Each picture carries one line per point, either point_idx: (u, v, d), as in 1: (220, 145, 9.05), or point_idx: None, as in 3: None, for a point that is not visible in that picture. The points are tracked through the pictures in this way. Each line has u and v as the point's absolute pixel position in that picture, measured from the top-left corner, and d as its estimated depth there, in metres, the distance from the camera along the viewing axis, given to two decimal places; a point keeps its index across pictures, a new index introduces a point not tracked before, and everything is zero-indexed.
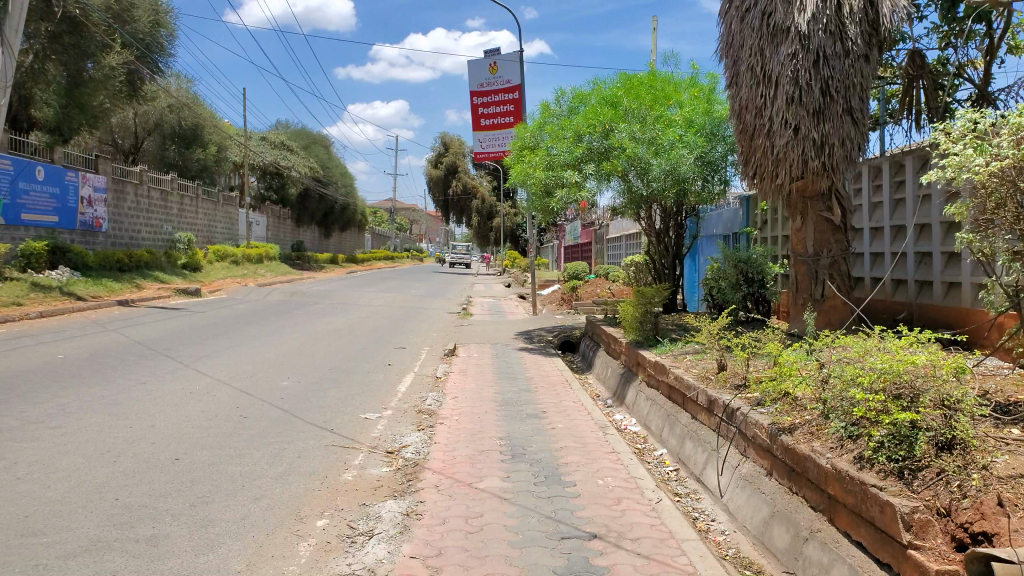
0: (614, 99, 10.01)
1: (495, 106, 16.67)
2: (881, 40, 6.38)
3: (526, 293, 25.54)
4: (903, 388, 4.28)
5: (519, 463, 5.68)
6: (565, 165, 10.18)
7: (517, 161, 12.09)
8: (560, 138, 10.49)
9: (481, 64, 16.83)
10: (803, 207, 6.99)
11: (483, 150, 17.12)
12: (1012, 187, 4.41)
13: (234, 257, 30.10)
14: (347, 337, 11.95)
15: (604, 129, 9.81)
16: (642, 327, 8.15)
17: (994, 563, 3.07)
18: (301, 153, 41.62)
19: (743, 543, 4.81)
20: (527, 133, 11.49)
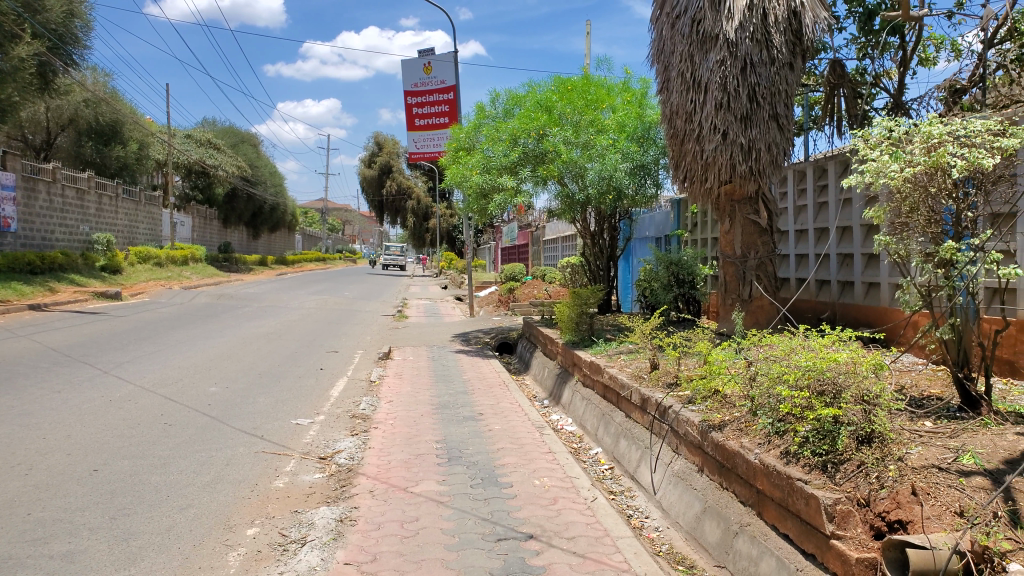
0: (549, 102, 10.10)
1: (430, 106, 16.59)
2: (805, 49, 6.63)
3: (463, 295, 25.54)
4: (826, 384, 4.43)
5: (456, 466, 5.64)
6: (501, 169, 10.14)
7: (452, 162, 11.99)
8: (495, 140, 10.49)
9: (415, 64, 16.76)
10: (731, 210, 7.18)
11: (418, 149, 16.69)
12: (925, 193, 4.67)
13: (158, 259, 29.00)
14: (278, 341, 11.66)
15: (538, 132, 9.90)
16: (577, 328, 8.23)
17: (910, 550, 3.21)
18: (230, 152, 40.45)
19: (676, 539, 4.91)
20: (462, 134, 11.45)
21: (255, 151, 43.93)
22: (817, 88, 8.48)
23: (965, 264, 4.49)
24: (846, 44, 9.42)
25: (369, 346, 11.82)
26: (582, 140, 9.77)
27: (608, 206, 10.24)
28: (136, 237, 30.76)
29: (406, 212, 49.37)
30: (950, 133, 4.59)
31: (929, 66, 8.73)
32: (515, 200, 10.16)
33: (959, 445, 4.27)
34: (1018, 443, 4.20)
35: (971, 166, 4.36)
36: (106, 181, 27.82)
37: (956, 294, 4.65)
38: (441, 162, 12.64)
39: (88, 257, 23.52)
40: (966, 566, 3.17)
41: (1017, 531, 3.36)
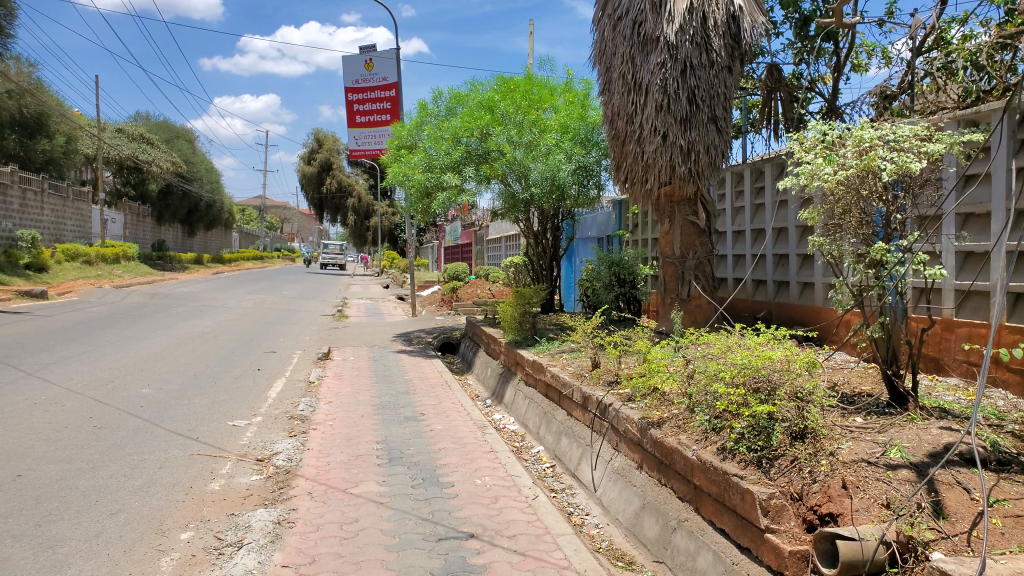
0: (491, 102, 10.10)
1: (372, 103, 16.46)
2: (743, 53, 6.78)
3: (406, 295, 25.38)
4: (761, 382, 4.53)
5: (396, 466, 5.60)
6: (444, 168, 10.11)
7: (394, 160, 11.91)
8: (437, 139, 10.43)
9: (357, 61, 16.62)
10: (671, 211, 7.29)
11: (359, 146, 16.99)
12: (857, 196, 4.78)
13: (87, 257, 27.99)
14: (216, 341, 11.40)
15: (481, 132, 9.91)
16: (520, 327, 8.25)
17: (838, 541, 3.30)
18: (164, 147, 39.32)
19: (616, 536, 4.96)
20: (404, 132, 11.37)
21: (190, 147, 42.80)
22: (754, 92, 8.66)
23: (894, 265, 4.63)
24: (783, 50, 9.63)
25: (309, 347, 11.63)
26: (526, 140, 9.79)
27: (551, 206, 10.29)
28: (63, 233, 29.99)
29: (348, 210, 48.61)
30: (880, 137, 4.73)
31: (861, 72, 8.99)
32: (459, 199, 10.11)
33: (886, 440, 4.40)
34: (941, 437, 4.36)
35: (900, 170, 4.51)
36: (32, 176, 26.83)
37: (885, 294, 4.79)
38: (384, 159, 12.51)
39: (10, 254, 22.60)
40: (892, 555, 3.30)
41: (940, 522, 3.47)
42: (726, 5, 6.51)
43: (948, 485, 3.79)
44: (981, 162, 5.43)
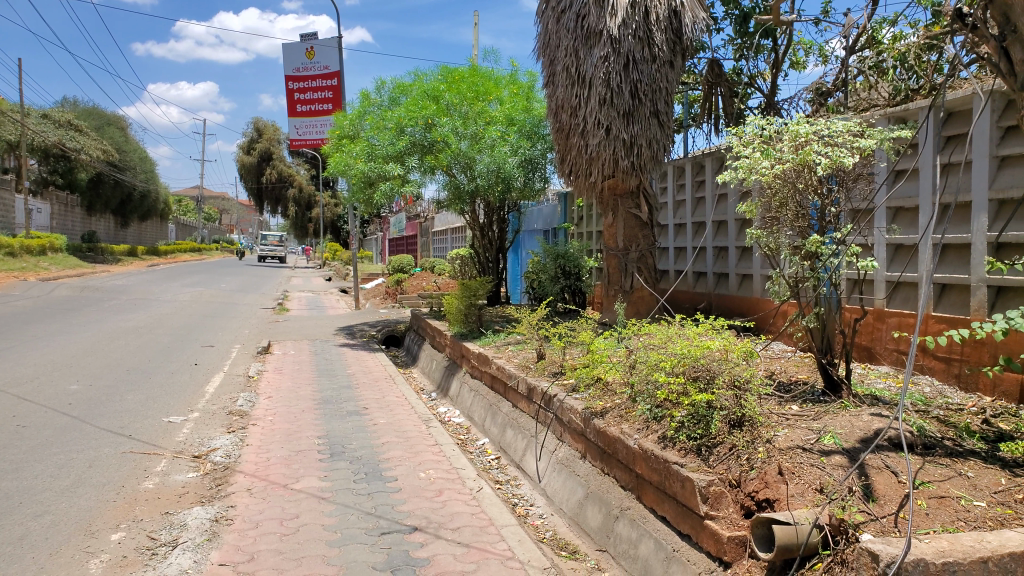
0: (436, 92, 10.06)
1: (313, 92, 16.17)
2: (684, 49, 6.88)
3: (349, 287, 25.09)
4: (700, 370, 4.62)
5: (338, 461, 5.52)
6: (387, 158, 9.97)
7: (336, 150, 11.73)
8: (381, 129, 10.28)
9: (298, 49, 16.33)
10: (614, 204, 7.36)
11: (299, 136, 16.19)
12: (793, 189, 4.90)
13: (9, 249, 26.73)
14: (150, 335, 11.06)
15: (425, 122, 9.88)
16: (466, 320, 8.20)
17: (774, 526, 3.36)
18: (95, 134, 37.81)
19: (560, 526, 5.00)
20: (347, 121, 11.19)
21: (122, 135, 40.86)
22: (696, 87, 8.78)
23: (828, 257, 4.76)
24: (724, 46, 9.82)
25: (247, 341, 11.37)
26: (470, 132, 9.76)
27: (496, 198, 10.28)
28: None
29: (288, 201, 47.49)
30: (815, 132, 4.85)
31: (799, 70, 9.19)
32: (402, 190, 9.99)
33: (821, 427, 4.53)
34: (872, 423, 4.51)
35: (834, 164, 4.64)
36: None
37: (820, 285, 4.93)
38: (325, 149, 12.29)
39: None
40: (825, 538, 3.34)
41: (869, 505, 3.58)
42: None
43: (877, 469, 3.92)
44: (910, 158, 5.63)
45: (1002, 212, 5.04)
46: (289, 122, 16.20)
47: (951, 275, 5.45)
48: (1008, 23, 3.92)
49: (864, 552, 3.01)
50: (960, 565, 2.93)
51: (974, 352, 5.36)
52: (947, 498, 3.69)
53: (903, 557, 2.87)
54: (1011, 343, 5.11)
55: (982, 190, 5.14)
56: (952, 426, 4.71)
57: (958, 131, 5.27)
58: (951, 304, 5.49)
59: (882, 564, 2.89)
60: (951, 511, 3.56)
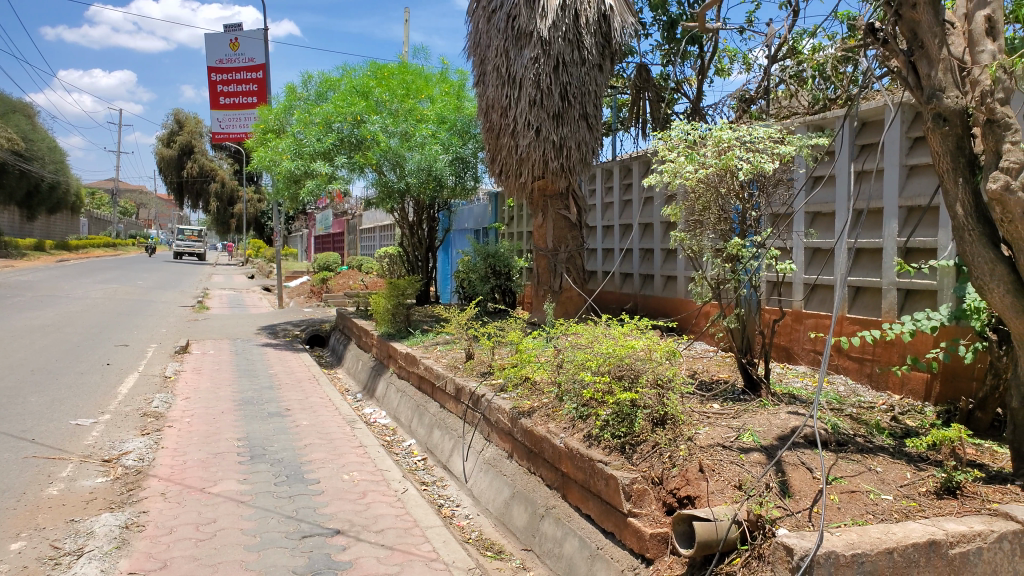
0: (365, 88, 9.91)
1: (237, 84, 15.71)
2: (613, 53, 6.98)
3: (271, 285, 24.43)
4: (625, 370, 4.69)
5: (259, 464, 5.38)
6: (314, 155, 9.78)
7: (260, 144, 11.44)
8: (307, 124, 10.09)
9: (221, 40, 15.86)
10: (543, 205, 7.39)
11: (222, 130, 15.88)
12: (717, 193, 5.00)
13: None
14: (58, 334, 10.53)
15: (354, 118, 9.74)
16: (394, 319, 8.12)
17: (694, 522, 3.42)
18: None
19: (485, 526, 4.99)
20: (272, 116, 10.94)
21: (28, 125, 38.90)
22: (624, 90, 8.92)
23: (749, 259, 4.90)
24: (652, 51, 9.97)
25: (164, 340, 10.97)
26: (400, 130, 9.67)
27: (427, 196, 10.26)
28: None
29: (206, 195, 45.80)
30: (737, 138, 4.96)
31: (723, 76, 9.44)
32: (329, 187, 9.77)
33: (741, 424, 4.63)
34: (789, 421, 4.65)
35: (755, 169, 4.79)
36: None
37: (740, 286, 5.06)
38: (250, 143, 11.95)
39: None
40: (742, 533, 3.41)
41: (786, 500, 3.68)
42: (598, 4, 6.67)
43: (793, 465, 4.04)
44: (826, 164, 5.84)
45: (910, 218, 5.28)
46: (211, 115, 15.82)
47: (863, 278, 5.68)
48: (916, 37, 4.13)
49: (779, 546, 3.09)
50: (869, 556, 3.04)
51: (884, 353, 5.60)
52: (857, 492, 3.84)
53: (815, 550, 2.95)
54: (917, 344, 5.37)
55: (893, 197, 5.37)
56: (864, 423, 4.90)
57: (871, 140, 5.50)
58: (864, 306, 5.72)
59: (797, 558, 2.97)
60: (861, 505, 3.71)
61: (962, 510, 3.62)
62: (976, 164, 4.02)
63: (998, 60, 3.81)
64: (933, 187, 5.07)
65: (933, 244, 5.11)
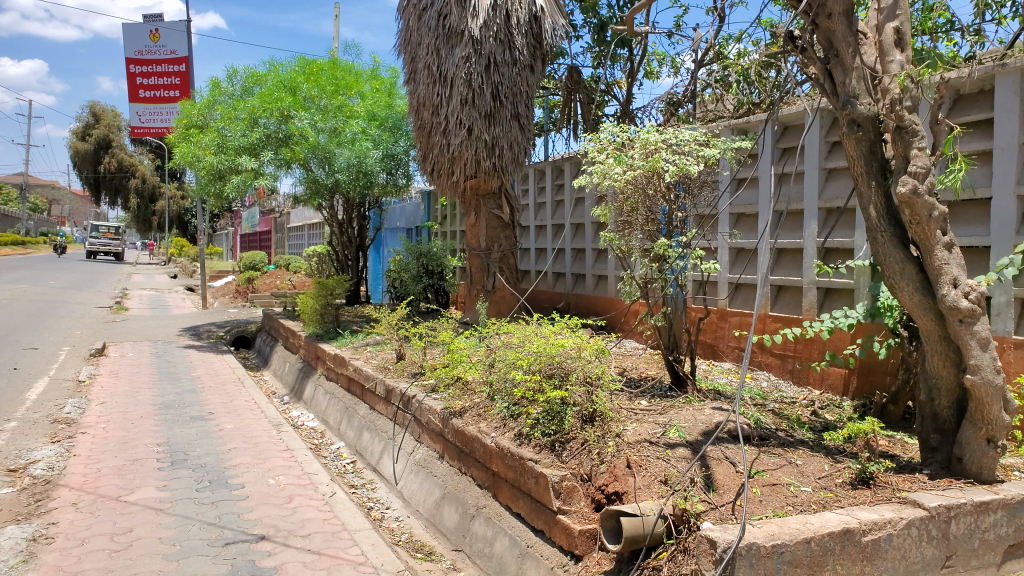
0: (293, 83, 9.69)
1: (158, 77, 15.27)
2: (544, 54, 7.04)
3: (194, 284, 23.62)
4: (556, 368, 4.71)
5: (180, 470, 5.20)
6: (240, 150, 9.58)
7: (183, 139, 11.05)
8: (232, 119, 9.82)
9: (139, 30, 15.29)
10: (476, 204, 7.37)
11: (141, 123, 15.45)
12: (644, 194, 5.09)
13: None
14: None
15: (281, 114, 9.54)
16: (322, 320, 7.99)
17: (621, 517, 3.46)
18: None
19: (416, 528, 4.95)
20: (195, 110, 10.60)
21: None
22: (556, 91, 8.99)
23: (675, 258, 5.01)
24: (584, 53, 10.06)
25: (78, 343, 10.48)
26: (329, 126, 9.53)
27: (357, 194, 10.13)
28: None
29: (127, 191, 43.91)
30: (664, 141, 5.06)
31: (652, 79, 9.61)
32: (255, 183, 9.60)
33: (667, 420, 4.72)
34: (713, 416, 4.77)
35: (680, 171, 4.90)
36: None
37: (667, 285, 5.18)
38: (172, 139, 11.54)
39: None
40: (669, 528, 3.45)
41: (710, 494, 3.76)
42: (529, 5, 6.70)
43: (717, 460, 4.15)
44: (749, 167, 6.02)
45: (829, 219, 5.48)
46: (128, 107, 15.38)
47: (785, 277, 5.88)
48: (831, 46, 4.29)
49: (702, 539, 3.15)
50: (788, 547, 3.13)
51: (805, 349, 5.80)
52: (778, 485, 3.96)
53: (736, 542, 3.03)
54: (836, 341, 5.57)
55: (812, 199, 5.57)
56: (785, 417, 5.08)
57: (791, 143, 5.68)
58: (785, 304, 5.92)
59: (719, 550, 3.04)
60: (782, 497, 3.82)
61: (874, 499, 3.77)
62: (887, 168, 4.20)
63: (907, 70, 3.99)
64: (848, 190, 5.28)
65: (849, 244, 5.32)
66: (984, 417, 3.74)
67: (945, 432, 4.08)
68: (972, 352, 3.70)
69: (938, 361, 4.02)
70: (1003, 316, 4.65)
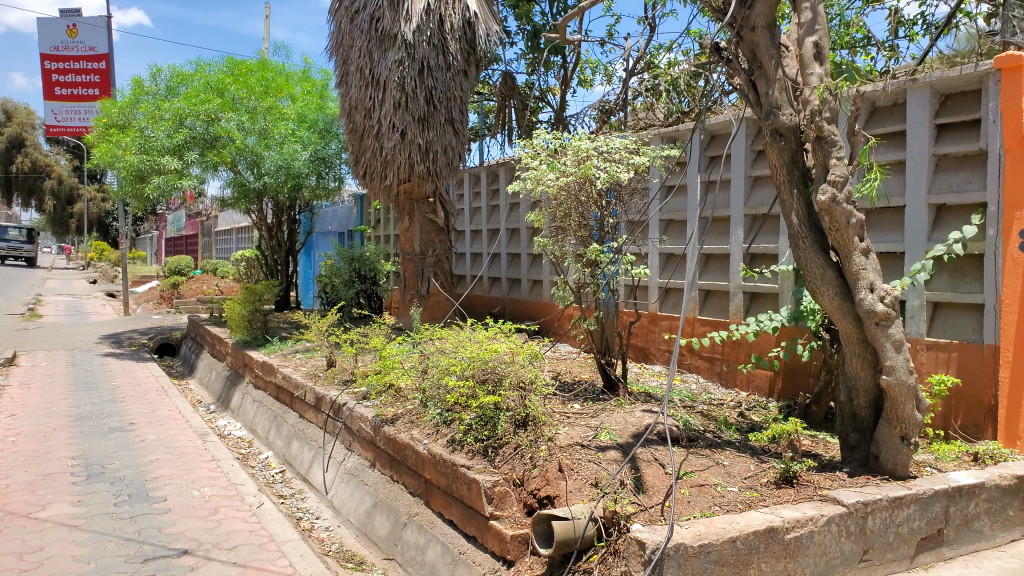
0: (220, 84, 9.43)
1: (75, 74, 14.68)
2: (478, 59, 7.06)
3: (114, 291, 22.69)
4: (489, 373, 4.71)
5: (96, 484, 4.99)
6: (164, 151, 9.30)
7: (103, 139, 10.64)
8: (156, 119, 9.51)
9: (55, 26, 14.68)
10: (410, 208, 7.33)
11: (58, 122, 14.58)
12: (576, 200, 5.14)
13: None
14: None
15: (208, 115, 9.32)
16: (250, 326, 7.81)
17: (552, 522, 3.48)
18: None
19: (347, 537, 4.87)
20: (116, 110, 10.22)
21: None
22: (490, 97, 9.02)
23: (607, 264, 5.08)
24: (519, 59, 10.14)
25: None
26: (258, 128, 9.36)
27: (286, 197, 9.95)
28: None
29: (43, 191, 41.86)
30: (595, 149, 5.13)
31: (586, 87, 9.75)
32: (180, 184, 9.34)
33: (598, 424, 4.77)
34: (643, 418, 4.85)
35: (611, 178, 4.98)
36: None
37: (599, 290, 5.26)
38: (91, 139, 11.10)
39: None
40: (599, 530, 3.50)
41: (640, 496, 3.81)
42: (462, 10, 6.73)
43: (647, 462, 4.20)
44: (678, 175, 6.15)
45: (754, 225, 5.64)
46: (43, 106, 14.49)
47: (713, 282, 6.02)
48: (755, 58, 4.42)
49: (632, 541, 3.20)
50: (714, 546, 3.20)
51: (732, 352, 5.94)
52: (705, 486, 4.04)
53: (665, 543, 3.08)
54: (761, 343, 5.73)
55: (738, 205, 5.72)
56: (713, 419, 5.19)
57: (718, 152, 5.84)
58: (713, 308, 6.06)
59: (648, 551, 3.09)
60: (709, 497, 3.90)
61: (797, 497, 3.88)
62: (808, 176, 4.35)
63: (825, 83, 4.14)
64: (772, 198, 5.45)
65: (774, 250, 5.48)
66: (898, 416, 3.90)
67: (863, 431, 4.23)
68: (888, 354, 3.86)
69: (856, 363, 4.17)
70: (916, 319, 4.85)
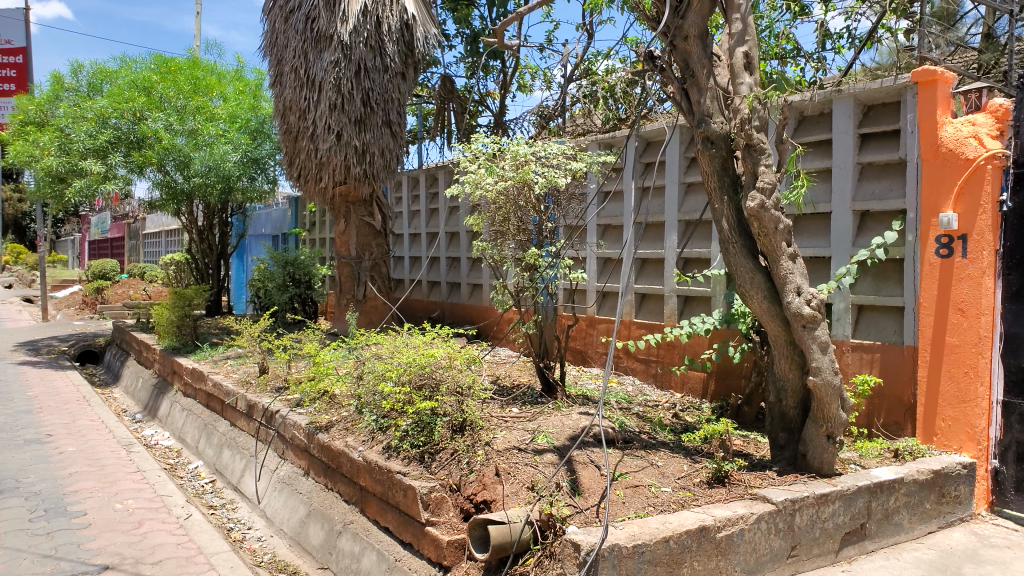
0: (147, 82, 9.17)
1: None
2: (416, 62, 7.02)
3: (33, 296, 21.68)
4: (426, 378, 4.67)
5: (10, 499, 4.76)
6: (85, 153, 8.95)
7: (20, 137, 10.15)
8: (76, 119, 9.14)
9: None
10: (346, 212, 7.27)
11: None
12: (513, 205, 5.15)
13: None
14: None
15: (134, 115, 9.02)
16: (179, 332, 7.59)
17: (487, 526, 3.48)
18: None
19: (280, 547, 4.78)
20: (34, 107, 9.79)
21: None
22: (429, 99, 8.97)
23: (545, 267, 5.11)
24: (459, 62, 10.13)
25: None
26: (186, 128, 9.09)
27: (215, 199, 9.72)
28: None
29: None
30: (533, 154, 5.15)
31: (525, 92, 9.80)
32: (102, 187, 8.98)
33: (535, 427, 4.78)
34: (580, 421, 4.90)
35: (549, 184, 5.01)
36: None
37: (537, 294, 5.30)
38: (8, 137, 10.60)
39: None
40: (535, 533, 3.50)
41: (576, 498, 3.82)
42: (400, 13, 6.68)
43: (583, 464, 4.24)
44: (614, 180, 6.24)
45: (687, 230, 5.76)
46: None
47: (649, 286, 6.12)
48: (687, 67, 4.49)
49: (567, 543, 3.22)
50: (648, 546, 3.24)
51: (667, 354, 6.05)
52: (640, 487, 4.09)
53: (599, 544, 3.12)
54: (694, 345, 5.85)
55: (672, 211, 5.83)
56: (648, 420, 5.28)
57: (652, 159, 5.95)
58: (648, 311, 6.18)
59: (583, 553, 3.12)
60: (643, 498, 3.96)
61: (728, 497, 3.97)
62: (739, 183, 4.47)
63: (755, 92, 4.24)
64: (705, 204, 5.58)
65: (706, 255, 5.61)
66: (824, 415, 4.03)
67: (791, 431, 4.36)
68: (814, 356, 3.98)
69: (785, 365, 4.30)
70: (842, 321, 5.02)
